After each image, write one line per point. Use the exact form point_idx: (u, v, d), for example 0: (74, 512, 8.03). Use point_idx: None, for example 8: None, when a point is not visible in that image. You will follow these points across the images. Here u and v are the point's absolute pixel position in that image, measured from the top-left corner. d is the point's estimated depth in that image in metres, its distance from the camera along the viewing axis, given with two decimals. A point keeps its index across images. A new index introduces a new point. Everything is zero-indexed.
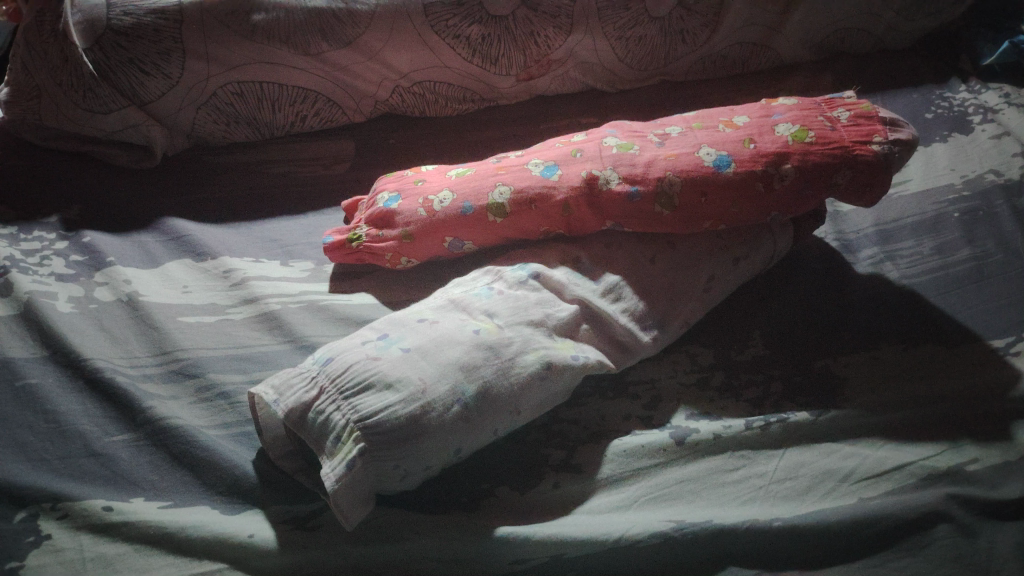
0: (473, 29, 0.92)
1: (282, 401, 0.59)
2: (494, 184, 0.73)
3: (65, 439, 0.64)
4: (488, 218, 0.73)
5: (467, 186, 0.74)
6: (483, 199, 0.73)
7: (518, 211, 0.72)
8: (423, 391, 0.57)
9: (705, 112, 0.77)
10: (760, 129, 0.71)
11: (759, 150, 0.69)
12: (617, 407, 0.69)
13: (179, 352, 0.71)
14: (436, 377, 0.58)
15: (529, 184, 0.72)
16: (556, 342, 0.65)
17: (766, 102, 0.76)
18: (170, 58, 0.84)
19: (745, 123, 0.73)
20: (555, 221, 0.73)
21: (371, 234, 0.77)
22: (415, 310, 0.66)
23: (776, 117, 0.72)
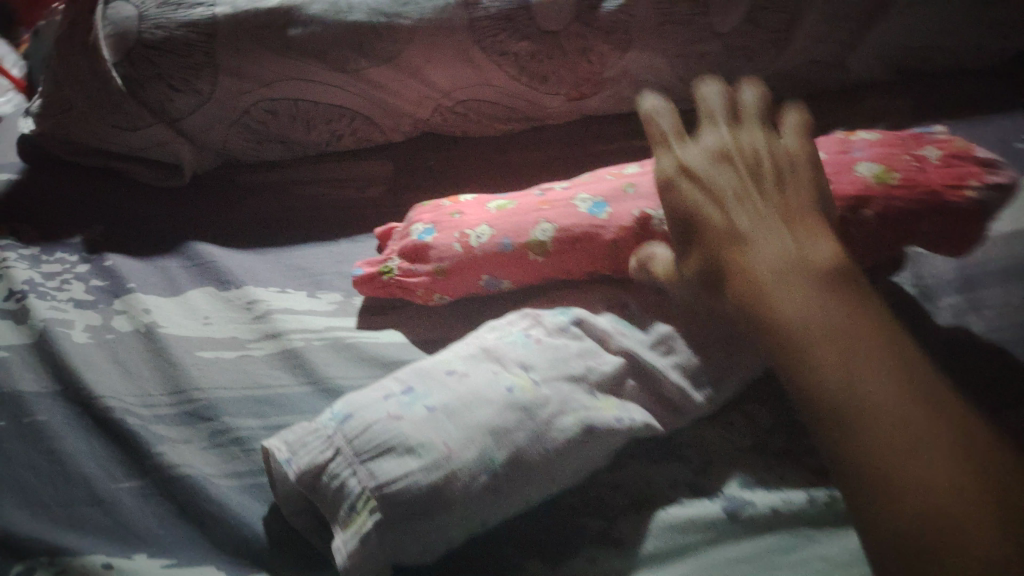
0: (522, 45, 0.85)
1: (295, 461, 0.54)
2: (537, 219, 0.67)
3: (70, 484, 0.60)
4: (529, 256, 0.67)
5: (506, 223, 0.68)
6: (524, 235, 0.67)
7: (562, 251, 0.66)
8: (450, 458, 0.52)
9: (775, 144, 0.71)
10: (838, 167, 0.64)
11: (837, 190, 0.62)
12: (664, 472, 0.62)
13: (195, 391, 0.66)
14: (463, 441, 0.53)
15: (575, 222, 0.66)
16: (598, 401, 0.59)
17: (844, 135, 0.71)
18: (200, 74, 0.80)
19: (822, 159, 0.66)
20: (602, 261, 0.67)
21: (402, 269, 0.72)
22: (444, 359, 0.60)
23: (856, 153, 0.66)
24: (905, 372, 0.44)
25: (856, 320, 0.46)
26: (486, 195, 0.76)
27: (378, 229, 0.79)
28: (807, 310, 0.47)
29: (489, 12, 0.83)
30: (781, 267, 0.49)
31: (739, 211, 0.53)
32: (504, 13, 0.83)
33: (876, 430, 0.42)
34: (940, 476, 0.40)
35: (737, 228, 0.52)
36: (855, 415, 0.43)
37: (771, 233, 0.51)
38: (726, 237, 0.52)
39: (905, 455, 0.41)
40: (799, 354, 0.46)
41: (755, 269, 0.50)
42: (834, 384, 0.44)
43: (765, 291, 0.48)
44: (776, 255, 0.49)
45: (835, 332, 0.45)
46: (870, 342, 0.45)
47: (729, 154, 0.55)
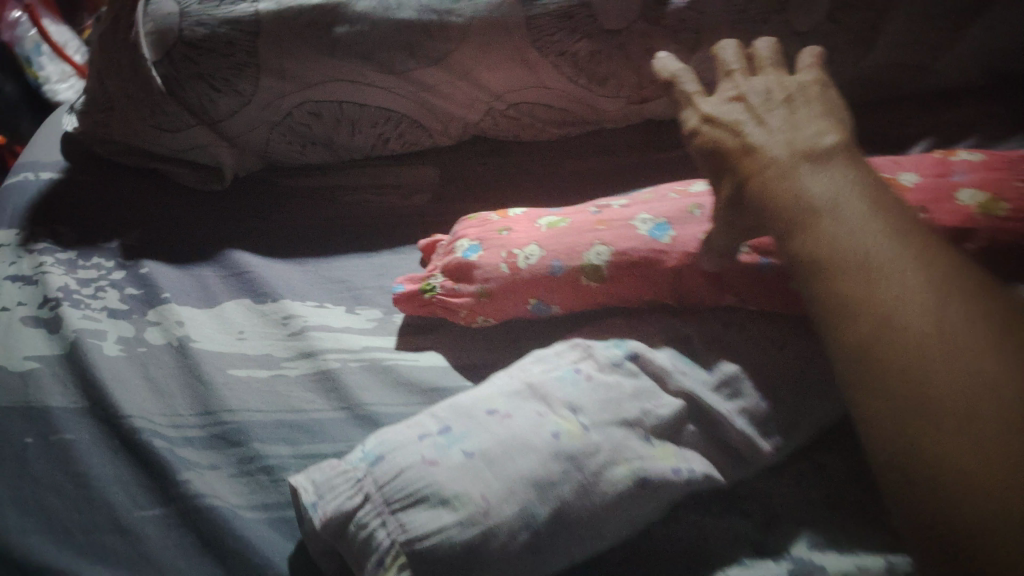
0: (581, 45, 0.79)
1: (321, 506, 0.51)
2: (592, 241, 0.62)
3: (93, 509, 0.57)
4: (581, 281, 0.62)
5: (556, 244, 0.63)
6: (577, 258, 0.62)
7: (618, 277, 0.61)
8: (488, 513, 0.47)
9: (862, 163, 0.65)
10: (936, 194, 0.57)
11: (934, 222, 0.55)
12: (725, 527, 0.56)
13: (225, 414, 0.63)
14: (502, 493, 0.48)
15: (633, 245, 0.61)
16: (654, 449, 0.54)
17: (942, 156, 0.64)
18: (242, 74, 0.77)
19: (916, 183, 0.59)
20: (660, 288, 0.61)
21: (444, 288, 0.67)
22: (485, 395, 0.56)
23: (956, 179, 0.59)
24: (986, 326, 0.40)
25: (934, 269, 0.43)
26: (537, 210, 0.71)
27: (423, 240, 0.75)
28: (883, 258, 0.44)
29: (548, 9, 0.77)
30: (851, 207, 0.47)
31: (757, 131, 0.54)
32: (564, 10, 0.77)
33: (938, 381, 0.40)
34: (996, 435, 0.37)
35: (752, 144, 0.53)
36: (909, 363, 0.41)
37: (844, 176, 0.49)
38: (751, 163, 0.52)
39: (961, 410, 0.38)
40: (861, 300, 0.43)
41: (788, 188, 0.49)
42: (891, 327, 0.42)
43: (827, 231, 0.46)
44: (834, 190, 0.48)
45: (912, 280, 0.43)
46: (947, 289, 0.42)
47: (742, 91, 0.58)
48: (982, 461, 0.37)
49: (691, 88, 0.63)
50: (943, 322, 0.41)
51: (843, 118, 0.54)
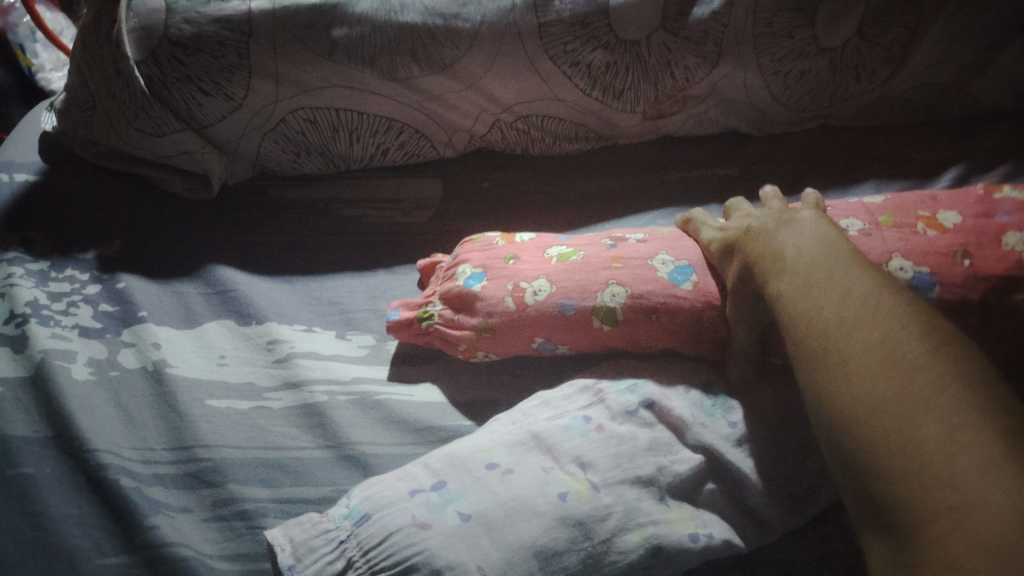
0: (597, 56, 0.75)
1: (298, 569, 0.46)
2: (606, 279, 0.57)
3: (49, 556, 0.51)
4: (593, 323, 0.57)
5: (567, 282, 0.58)
6: (589, 298, 0.57)
7: (634, 319, 0.56)
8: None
9: (896, 199, 0.63)
10: (979, 237, 0.55)
11: (978, 268, 0.53)
12: None
13: (200, 449, 0.58)
14: (501, 563, 0.43)
15: (650, 287, 0.56)
16: (669, 511, 0.48)
17: (983, 193, 0.61)
18: (233, 77, 0.72)
19: (957, 226, 0.57)
20: (677, 330, 0.56)
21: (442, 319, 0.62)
22: (485, 446, 0.51)
23: (1002, 220, 0.57)
24: (924, 329, 0.39)
25: (873, 290, 0.43)
26: (545, 237, 0.66)
27: (423, 261, 0.70)
28: (821, 286, 0.45)
29: (562, 16, 0.72)
30: (806, 255, 0.49)
31: (750, 216, 0.58)
32: (579, 18, 0.72)
33: (872, 381, 0.38)
34: (937, 421, 0.34)
35: (745, 223, 0.56)
36: (841, 368, 0.40)
37: (807, 223, 0.53)
38: (741, 235, 0.55)
39: (897, 411, 0.36)
40: (811, 332, 0.43)
41: (765, 241, 0.53)
42: (812, 314, 0.44)
43: (791, 281, 0.47)
44: (798, 243, 0.50)
45: (827, 272, 0.46)
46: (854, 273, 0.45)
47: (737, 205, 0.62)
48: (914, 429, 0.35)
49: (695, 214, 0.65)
50: (871, 335, 0.40)
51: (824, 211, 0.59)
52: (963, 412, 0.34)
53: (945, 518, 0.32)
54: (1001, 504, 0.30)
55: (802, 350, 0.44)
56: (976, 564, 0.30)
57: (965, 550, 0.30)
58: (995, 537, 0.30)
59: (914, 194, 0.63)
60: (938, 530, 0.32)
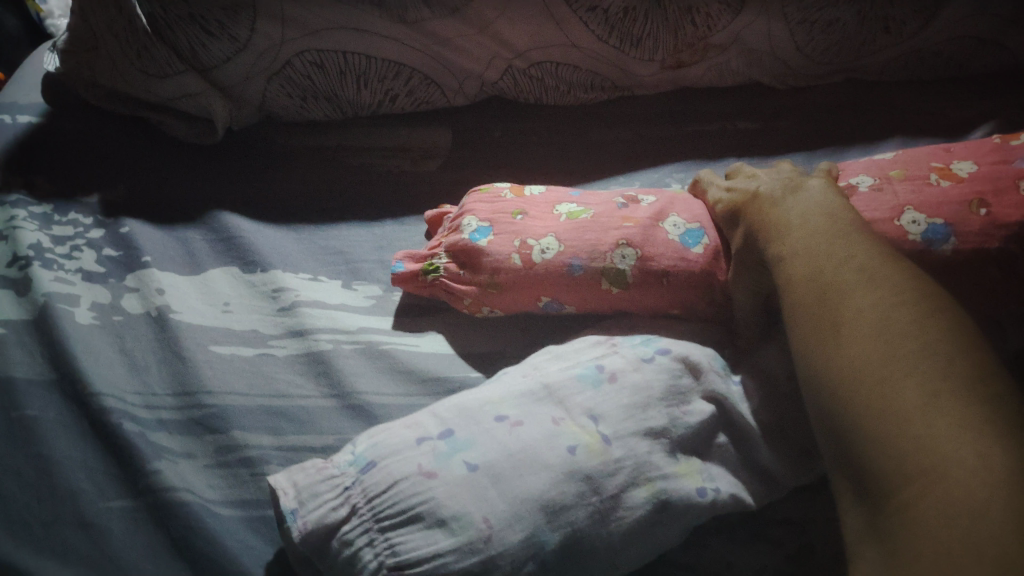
0: (614, 0, 0.73)
1: (301, 515, 0.46)
2: (617, 240, 0.56)
3: (54, 500, 0.52)
4: (602, 284, 0.56)
5: (576, 242, 0.57)
6: (600, 259, 0.55)
7: (645, 283, 0.55)
8: (490, 539, 0.41)
9: (909, 153, 0.61)
10: (996, 185, 0.54)
11: (995, 218, 0.52)
12: (750, 556, 0.49)
13: (204, 396, 0.58)
14: (507, 515, 0.42)
15: (662, 248, 0.55)
16: (677, 465, 0.48)
17: (1001, 141, 0.59)
18: (237, 16, 0.70)
19: (972, 173, 0.56)
20: (686, 293, 0.55)
21: (448, 273, 0.60)
22: (492, 398, 0.50)
23: (1019, 166, 0.56)
24: (915, 299, 0.40)
25: (870, 259, 0.44)
26: (555, 193, 0.64)
27: (430, 212, 0.69)
28: (823, 257, 0.45)
29: None
30: (810, 222, 0.49)
31: (761, 182, 0.57)
32: None
33: (862, 347, 0.39)
34: (919, 387, 0.36)
35: (756, 189, 0.56)
36: (836, 340, 0.41)
37: (819, 194, 0.52)
38: (750, 201, 0.55)
39: (883, 376, 0.37)
40: (807, 297, 0.44)
41: (773, 210, 0.52)
42: (810, 284, 0.44)
43: (794, 248, 0.48)
44: (804, 213, 0.50)
45: (828, 245, 0.46)
46: (856, 246, 0.45)
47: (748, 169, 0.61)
48: (898, 405, 0.36)
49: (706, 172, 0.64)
50: (866, 302, 0.41)
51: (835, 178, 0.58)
52: (945, 380, 0.35)
53: (919, 479, 0.33)
54: (973, 467, 0.32)
55: (799, 320, 0.44)
56: (947, 524, 0.31)
57: (937, 508, 0.32)
58: (965, 496, 0.32)
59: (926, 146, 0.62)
60: (913, 489, 0.33)
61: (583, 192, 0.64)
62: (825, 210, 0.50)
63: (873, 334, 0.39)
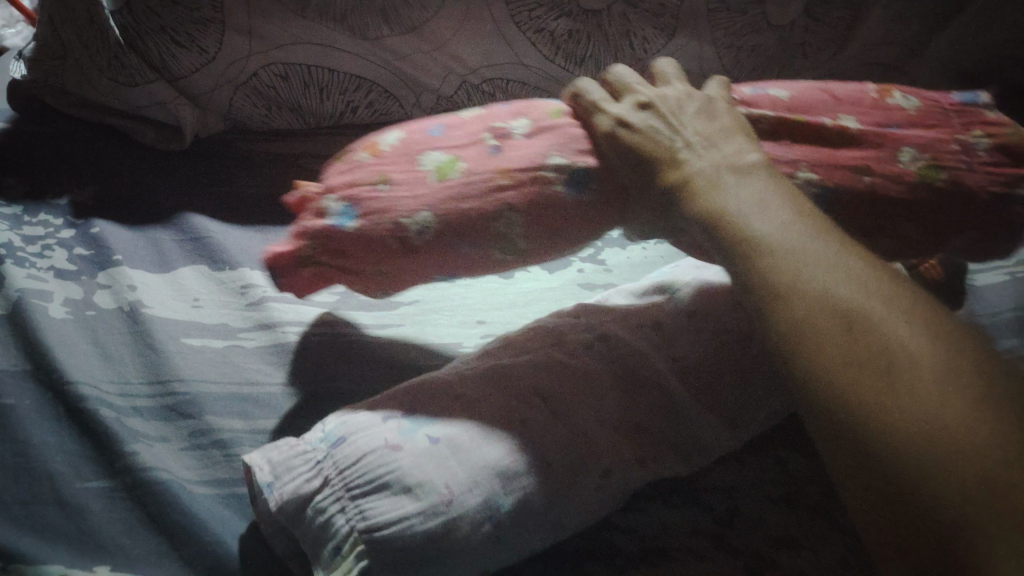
0: (560, 23, 0.79)
1: (277, 487, 0.49)
2: (498, 208, 0.54)
3: (32, 481, 0.54)
4: (493, 253, 0.56)
5: (463, 221, 0.54)
6: (485, 230, 0.54)
7: (532, 238, 0.55)
8: (461, 504, 0.46)
9: (804, 94, 0.61)
10: (879, 152, 0.56)
11: (879, 187, 0.55)
12: (681, 518, 0.54)
13: (177, 383, 0.61)
14: (472, 480, 0.47)
15: (547, 211, 0.54)
16: (618, 435, 0.53)
17: (878, 96, 0.62)
18: (206, 29, 0.75)
19: (857, 128, 0.58)
20: (584, 226, 0.56)
21: (322, 263, 0.57)
22: (452, 381, 0.55)
23: (895, 131, 0.58)
24: (937, 334, 0.43)
25: (881, 283, 0.46)
26: (411, 137, 0.58)
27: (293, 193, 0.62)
28: (827, 274, 0.46)
29: None
30: (783, 224, 0.48)
31: (678, 141, 0.54)
32: None
33: (918, 384, 0.40)
34: (995, 434, 0.38)
35: (677, 157, 0.53)
36: (870, 370, 0.42)
37: (773, 190, 0.51)
38: (671, 168, 0.52)
39: (954, 416, 0.39)
40: (829, 316, 0.44)
41: (722, 205, 0.50)
42: (821, 301, 0.44)
43: (778, 252, 0.47)
44: (749, 202, 0.50)
45: (828, 260, 0.47)
46: (853, 266, 0.47)
47: (652, 105, 0.56)
48: (959, 449, 0.38)
49: (592, 95, 0.59)
50: (909, 338, 0.42)
51: (752, 128, 0.56)
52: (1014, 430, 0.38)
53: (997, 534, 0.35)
54: None
55: (813, 339, 0.44)
56: None
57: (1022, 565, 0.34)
58: None
59: (820, 89, 0.62)
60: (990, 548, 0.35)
61: (444, 128, 0.59)
62: (805, 216, 0.49)
63: (912, 368, 0.41)
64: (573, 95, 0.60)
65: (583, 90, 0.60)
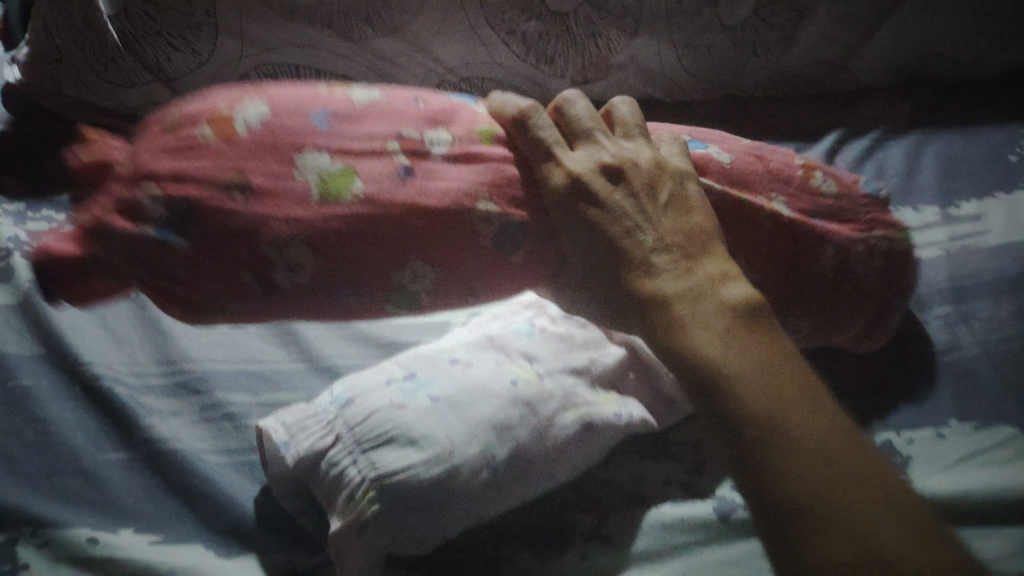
0: (530, 25, 0.85)
1: (293, 444, 0.54)
2: (405, 256, 0.44)
3: (54, 455, 0.58)
4: (384, 306, 0.45)
5: (346, 258, 0.43)
6: (382, 282, 0.44)
7: (437, 293, 0.46)
8: (462, 470, 0.51)
9: (742, 160, 0.55)
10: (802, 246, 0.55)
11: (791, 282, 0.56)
12: (657, 469, 0.60)
13: (184, 363, 0.65)
14: (472, 449, 0.52)
15: (459, 254, 0.45)
16: (598, 395, 0.59)
17: (803, 174, 0.57)
18: (201, 32, 0.81)
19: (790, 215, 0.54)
20: (497, 277, 0.47)
21: (122, 268, 0.42)
22: (448, 348, 0.60)
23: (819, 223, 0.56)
24: (909, 525, 0.39)
25: (849, 447, 0.42)
26: (279, 120, 0.44)
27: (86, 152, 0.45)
28: (798, 436, 0.41)
29: None
30: (754, 366, 0.43)
31: (649, 234, 0.47)
32: None
33: None
34: None
35: (651, 259, 0.46)
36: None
37: (745, 324, 0.45)
38: (643, 274, 0.46)
39: None
40: (809, 514, 0.39)
41: (701, 345, 0.44)
42: (793, 472, 0.40)
43: (778, 425, 0.41)
44: (726, 346, 0.44)
45: (799, 416, 0.42)
46: (826, 422, 0.42)
47: (623, 174, 0.48)
48: None
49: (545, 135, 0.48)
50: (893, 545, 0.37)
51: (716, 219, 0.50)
52: None
53: None
54: None
55: (777, 522, 0.40)
56: None
57: None
58: None
59: (759, 157, 0.56)
60: None
61: (332, 117, 0.45)
62: (778, 358, 0.44)
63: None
64: (499, 118, 0.50)
65: (529, 117, 0.49)
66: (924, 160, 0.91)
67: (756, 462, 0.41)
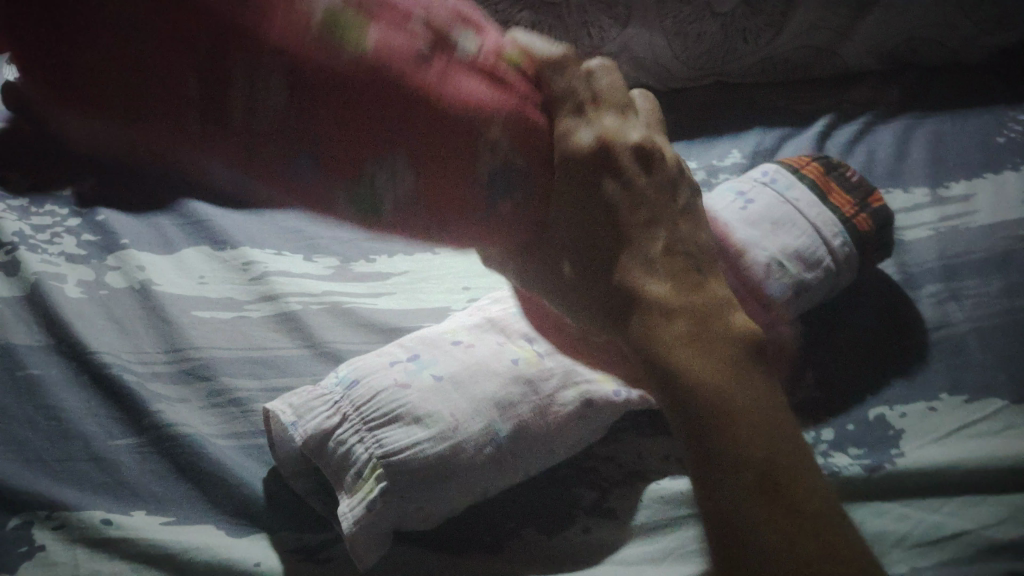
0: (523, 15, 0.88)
1: (300, 425, 0.55)
2: (388, 145, 0.36)
3: (66, 440, 0.59)
4: (338, 201, 0.37)
5: (318, 126, 0.35)
6: (346, 170, 0.36)
7: (410, 199, 0.38)
8: (462, 450, 0.52)
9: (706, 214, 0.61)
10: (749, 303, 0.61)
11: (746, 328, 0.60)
12: (657, 444, 0.61)
13: (190, 350, 0.66)
14: (474, 424, 0.54)
15: (444, 148, 0.38)
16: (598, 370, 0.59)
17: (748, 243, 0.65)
18: None
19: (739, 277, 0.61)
20: (483, 175, 0.40)
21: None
22: (450, 329, 0.62)
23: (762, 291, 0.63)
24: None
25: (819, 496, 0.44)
26: None
27: None
28: (775, 471, 0.43)
29: None
30: (744, 398, 0.45)
31: (656, 240, 0.47)
32: None
33: None
34: None
35: (654, 259, 0.47)
36: None
37: (740, 357, 0.47)
38: (639, 270, 0.46)
39: None
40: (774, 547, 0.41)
41: (693, 359, 0.46)
42: (763, 503, 0.42)
43: (760, 457, 0.43)
44: (720, 369, 0.46)
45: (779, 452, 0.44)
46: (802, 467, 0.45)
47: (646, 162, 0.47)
48: None
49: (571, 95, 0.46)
50: None
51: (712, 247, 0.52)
52: None
53: None
54: None
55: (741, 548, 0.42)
56: None
57: None
58: None
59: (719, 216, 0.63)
60: None
61: None
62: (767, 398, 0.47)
63: None
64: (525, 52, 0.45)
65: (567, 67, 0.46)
66: (913, 144, 0.92)
67: (732, 487, 0.43)
